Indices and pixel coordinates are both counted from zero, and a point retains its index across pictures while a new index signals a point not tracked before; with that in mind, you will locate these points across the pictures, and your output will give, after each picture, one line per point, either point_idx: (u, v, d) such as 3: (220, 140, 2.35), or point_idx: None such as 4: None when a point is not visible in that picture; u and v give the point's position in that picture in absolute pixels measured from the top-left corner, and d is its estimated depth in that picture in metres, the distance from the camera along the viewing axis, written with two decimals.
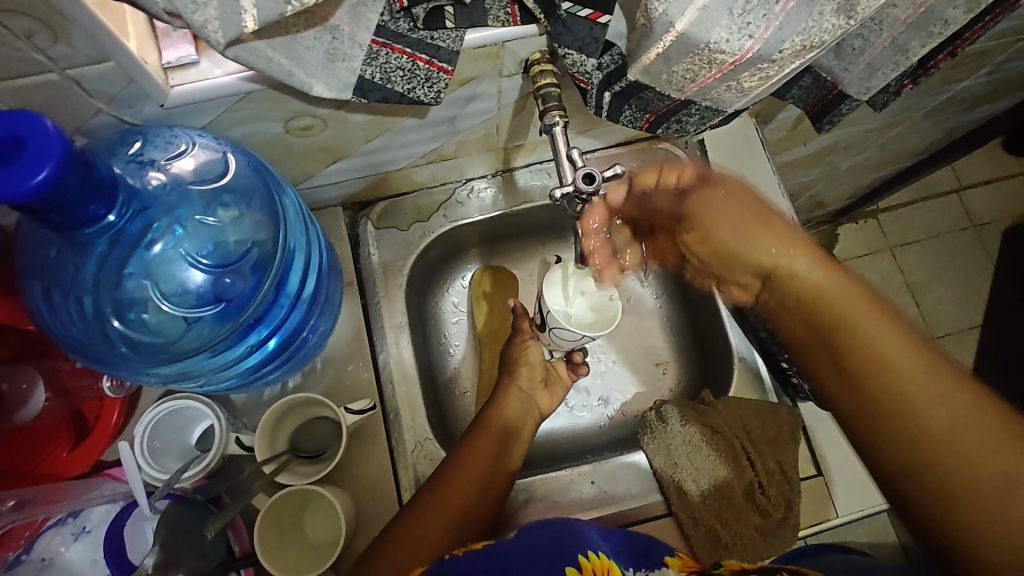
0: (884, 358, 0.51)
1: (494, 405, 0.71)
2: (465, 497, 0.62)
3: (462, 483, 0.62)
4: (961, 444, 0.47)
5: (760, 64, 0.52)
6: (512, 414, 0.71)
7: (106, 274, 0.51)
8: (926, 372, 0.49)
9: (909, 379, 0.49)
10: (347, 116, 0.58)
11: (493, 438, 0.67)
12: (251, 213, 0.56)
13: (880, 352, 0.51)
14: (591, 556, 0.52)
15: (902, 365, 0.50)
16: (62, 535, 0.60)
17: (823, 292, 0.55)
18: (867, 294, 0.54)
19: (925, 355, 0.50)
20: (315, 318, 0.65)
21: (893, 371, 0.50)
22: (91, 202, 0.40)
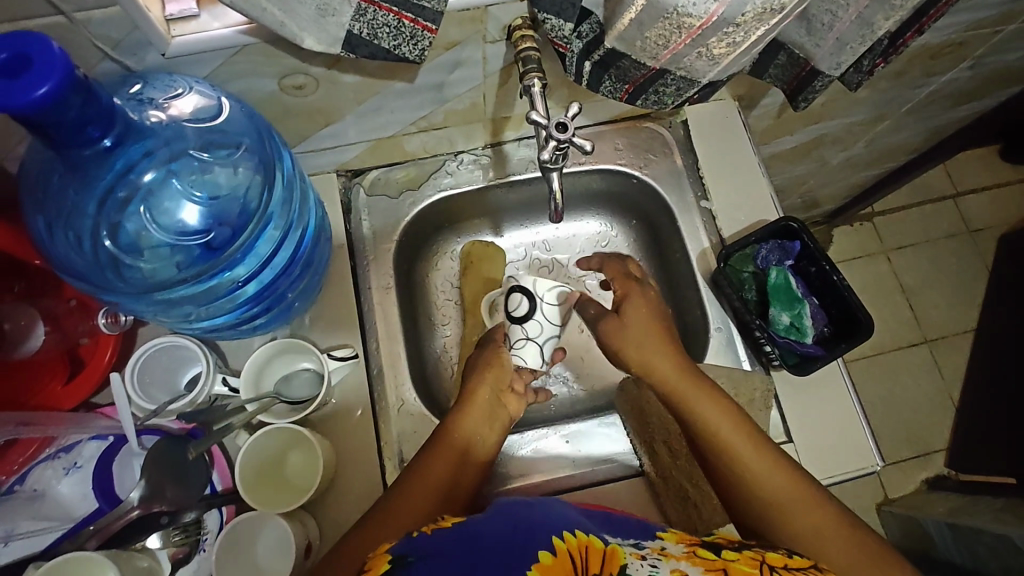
0: (705, 409, 0.64)
1: (462, 408, 0.69)
2: (441, 484, 0.63)
3: (436, 477, 0.63)
4: (765, 483, 0.59)
5: (725, 28, 0.55)
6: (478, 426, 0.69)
7: (103, 197, 0.54)
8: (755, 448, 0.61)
9: (724, 436, 0.62)
10: (338, 76, 0.62)
11: (450, 461, 0.64)
12: (242, 157, 0.59)
13: (713, 424, 0.63)
14: (566, 536, 0.50)
15: (721, 428, 0.63)
16: (53, 469, 0.63)
17: (667, 372, 0.68)
18: (693, 372, 0.67)
19: (738, 420, 0.63)
20: (299, 265, 0.68)
21: (727, 434, 0.63)
22: (88, 125, 0.43)
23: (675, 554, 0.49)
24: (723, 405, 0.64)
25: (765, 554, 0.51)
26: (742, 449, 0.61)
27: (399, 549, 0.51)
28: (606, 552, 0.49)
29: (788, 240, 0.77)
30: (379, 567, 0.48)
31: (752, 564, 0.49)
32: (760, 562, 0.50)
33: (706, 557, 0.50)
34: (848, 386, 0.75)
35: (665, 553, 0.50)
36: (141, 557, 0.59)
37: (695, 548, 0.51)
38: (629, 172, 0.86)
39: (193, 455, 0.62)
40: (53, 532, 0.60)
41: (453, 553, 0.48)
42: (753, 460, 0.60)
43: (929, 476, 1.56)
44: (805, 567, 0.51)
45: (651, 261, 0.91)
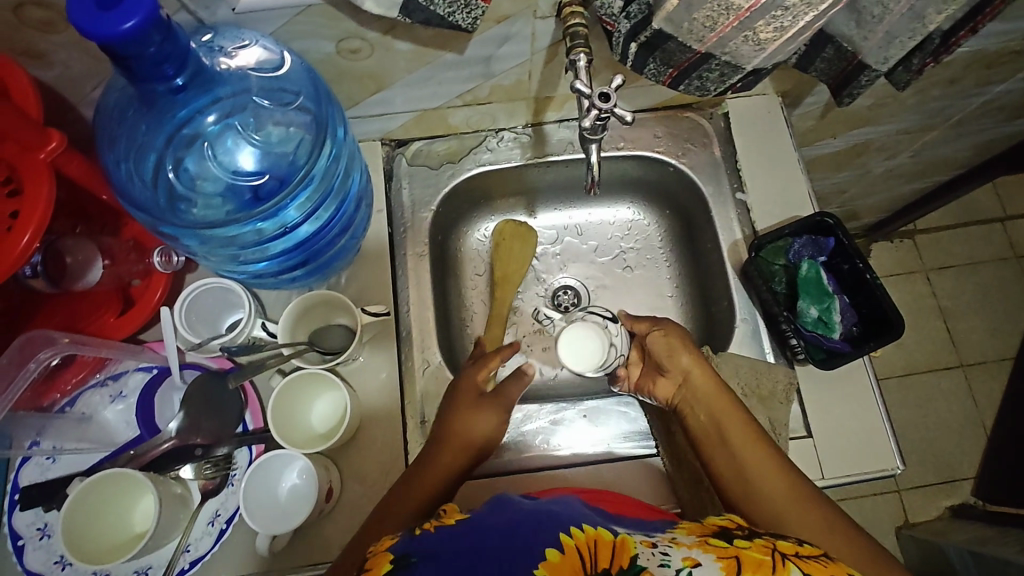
0: (731, 432, 0.65)
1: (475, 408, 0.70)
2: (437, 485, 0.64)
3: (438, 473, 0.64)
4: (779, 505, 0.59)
5: (773, 11, 0.56)
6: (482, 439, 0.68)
7: (172, 133, 0.59)
8: (776, 472, 0.61)
9: (745, 459, 0.63)
10: (392, 42, 0.65)
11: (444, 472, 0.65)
12: (298, 110, 0.63)
13: (735, 446, 0.64)
14: (573, 532, 0.47)
15: (742, 452, 0.63)
16: (100, 396, 0.67)
17: (699, 390, 0.69)
18: (726, 394, 0.68)
19: (764, 445, 0.63)
20: (341, 223, 0.72)
21: (747, 450, 0.63)
22: (165, 63, 0.46)
23: (686, 543, 0.47)
24: (751, 428, 0.65)
25: (776, 542, 0.49)
26: (763, 471, 0.61)
27: (401, 546, 0.48)
28: (616, 543, 0.46)
29: (823, 236, 0.77)
30: (381, 565, 0.46)
31: (763, 551, 0.47)
32: (771, 550, 0.47)
33: (718, 545, 0.48)
34: (872, 388, 0.75)
35: (677, 542, 0.48)
36: (175, 484, 0.62)
37: (707, 538, 0.49)
38: (666, 160, 0.86)
39: (232, 386, 0.65)
40: (96, 453, 0.65)
41: (456, 552, 0.46)
42: (770, 483, 0.60)
43: (954, 503, 1.52)
44: (817, 556, 0.48)
45: (682, 251, 0.92)
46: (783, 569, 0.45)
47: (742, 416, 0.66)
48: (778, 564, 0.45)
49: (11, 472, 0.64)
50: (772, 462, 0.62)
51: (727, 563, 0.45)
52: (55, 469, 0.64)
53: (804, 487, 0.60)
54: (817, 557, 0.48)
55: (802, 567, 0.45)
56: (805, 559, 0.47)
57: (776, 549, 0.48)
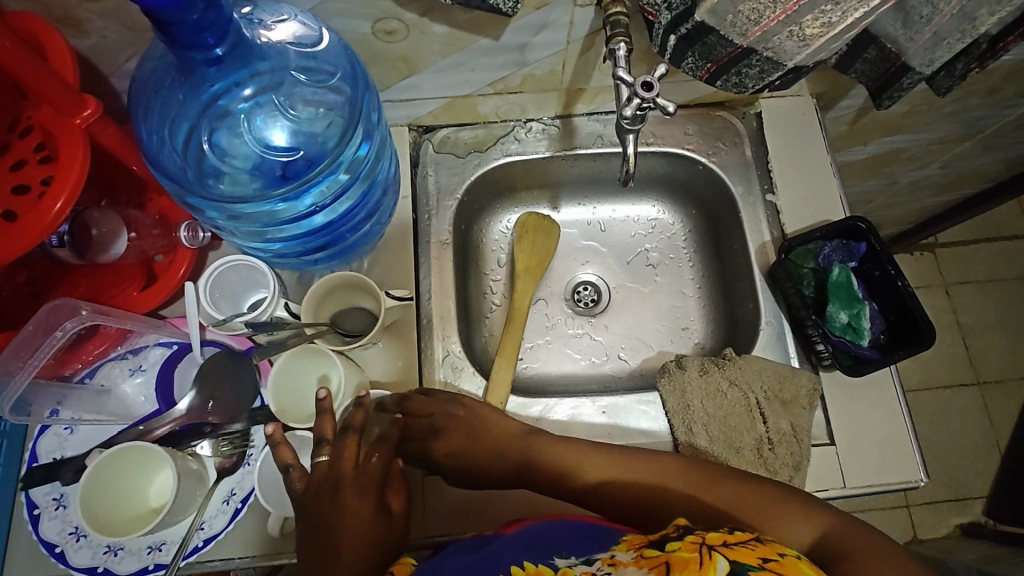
0: (577, 466, 0.62)
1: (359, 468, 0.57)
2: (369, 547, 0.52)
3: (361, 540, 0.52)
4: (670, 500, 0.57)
5: (823, 5, 0.55)
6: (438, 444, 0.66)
7: (205, 106, 0.59)
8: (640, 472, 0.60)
9: (607, 481, 0.60)
10: (429, 25, 0.64)
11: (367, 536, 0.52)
12: (333, 90, 0.62)
13: (588, 476, 0.61)
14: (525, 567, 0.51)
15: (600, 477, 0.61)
16: (120, 369, 0.67)
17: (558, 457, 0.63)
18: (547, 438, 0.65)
19: (608, 454, 0.62)
20: (365, 209, 0.71)
21: (594, 469, 0.61)
22: (205, 31, 0.46)
23: (624, 562, 0.47)
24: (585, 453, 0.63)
25: (705, 536, 0.46)
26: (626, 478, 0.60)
27: None
28: None
29: (854, 240, 0.75)
30: None
31: (692, 548, 0.45)
32: (699, 545, 0.45)
33: (651, 556, 0.46)
34: (898, 397, 0.73)
35: (616, 562, 0.48)
36: (191, 460, 0.62)
37: (643, 550, 0.48)
38: (696, 158, 0.85)
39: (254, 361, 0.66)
40: (113, 425, 0.65)
41: None
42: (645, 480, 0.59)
43: (965, 521, 1.50)
44: (745, 542, 0.46)
45: (707, 252, 0.91)
46: (710, 561, 0.43)
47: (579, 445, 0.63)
48: (705, 560, 0.43)
49: (29, 440, 0.64)
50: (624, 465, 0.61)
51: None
52: (72, 441, 0.64)
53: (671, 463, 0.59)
54: (745, 542, 0.46)
55: (729, 555, 0.43)
56: (732, 547, 0.45)
57: (704, 542, 0.45)
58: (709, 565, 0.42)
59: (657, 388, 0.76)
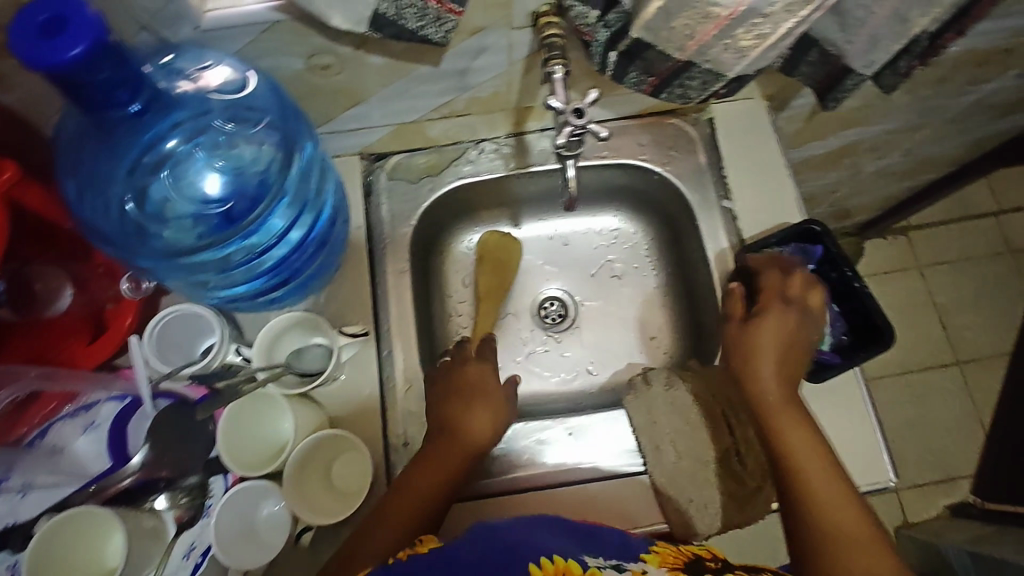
0: (798, 450, 0.63)
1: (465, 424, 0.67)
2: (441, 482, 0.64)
3: (437, 474, 0.64)
4: (818, 483, 0.60)
5: (754, 19, 0.54)
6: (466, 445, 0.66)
7: (132, 162, 0.58)
8: (818, 464, 0.62)
9: (796, 454, 0.62)
10: (364, 57, 0.63)
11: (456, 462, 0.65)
12: (263, 130, 0.61)
13: (796, 450, 0.63)
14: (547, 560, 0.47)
15: (793, 445, 0.63)
16: (72, 426, 0.65)
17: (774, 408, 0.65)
18: (799, 414, 0.65)
19: (809, 433, 0.64)
20: (314, 247, 0.70)
21: (809, 456, 0.62)
22: (119, 89, 0.45)
23: None
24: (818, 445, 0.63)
25: None
26: (812, 458, 0.62)
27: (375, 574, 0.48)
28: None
29: (811, 243, 0.76)
30: None
31: None
32: None
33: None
34: (864, 397, 0.73)
35: None
36: (147, 517, 0.61)
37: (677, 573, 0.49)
38: (651, 168, 0.84)
39: (201, 417, 0.63)
40: (68, 486, 0.63)
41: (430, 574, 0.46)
42: (820, 471, 0.61)
43: (953, 502, 1.51)
44: None
45: (670, 261, 0.90)
46: None
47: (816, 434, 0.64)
48: None
49: None
50: (829, 463, 0.62)
51: None
52: (24, 505, 0.61)
53: (828, 464, 0.62)
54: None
55: None
56: None
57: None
58: None
59: (623, 404, 0.75)
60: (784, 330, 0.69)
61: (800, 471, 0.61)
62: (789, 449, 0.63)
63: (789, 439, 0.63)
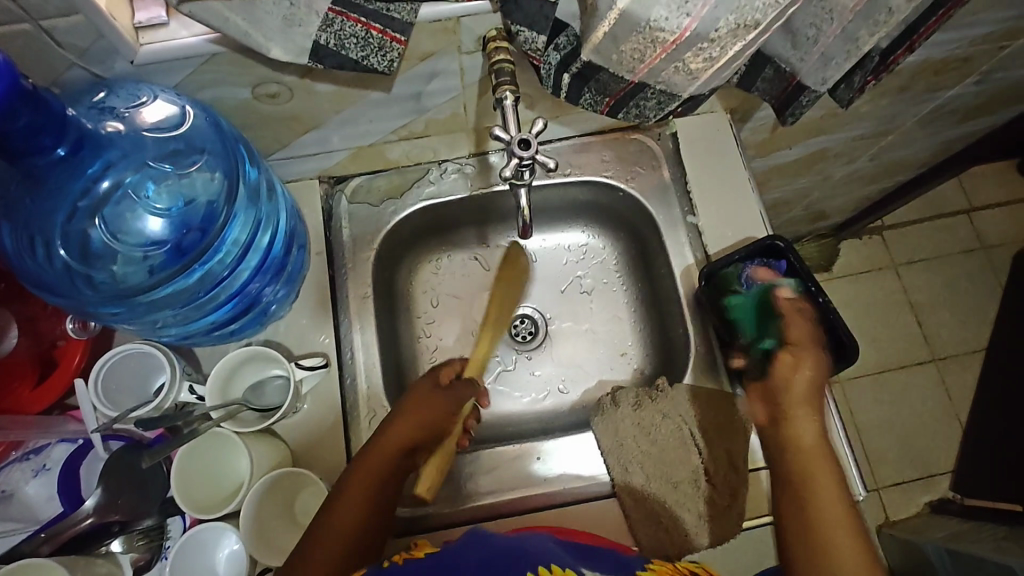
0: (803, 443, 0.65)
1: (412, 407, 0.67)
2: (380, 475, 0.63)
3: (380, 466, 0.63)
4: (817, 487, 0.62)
5: (700, 43, 0.53)
6: (410, 434, 0.66)
7: (70, 208, 0.56)
8: (826, 460, 0.64)
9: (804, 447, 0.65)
10: (312, 85, 0.61)
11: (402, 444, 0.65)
12: (205, 164, 0.59)
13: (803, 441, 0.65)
14: (548, 568, 0.51)
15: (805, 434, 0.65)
16: (22, 471, 0.63)
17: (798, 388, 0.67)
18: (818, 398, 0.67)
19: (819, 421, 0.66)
20: (271, 278, 0.68)
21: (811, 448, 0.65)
22: (42, 134, 0.43)
23: None
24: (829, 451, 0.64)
25: None
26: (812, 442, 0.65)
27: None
28: None
29: (774, 258, 0.75)
30: None
31: None
32: None
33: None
34: (831, 409, 0.73)
35: None
36: (99, 563, 0.58)
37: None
38: (616, 184, 0.84)
39: (146, 464, 0.62)
40: (19, 533, 0.61)
41: None
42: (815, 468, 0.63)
43: (933, 499, 1.51)
44: None
45: (639, 276, 0.89)
46: None
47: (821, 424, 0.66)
48: None
49: None
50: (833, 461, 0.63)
51: None
52: None
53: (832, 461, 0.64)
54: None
55: None
56: None
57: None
58: None
59: (591, 426, 0.75)
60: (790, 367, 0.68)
61: (809, 475, 0.63)
62: (798, 447, 0.65)
63: (798, 424, 0.66)
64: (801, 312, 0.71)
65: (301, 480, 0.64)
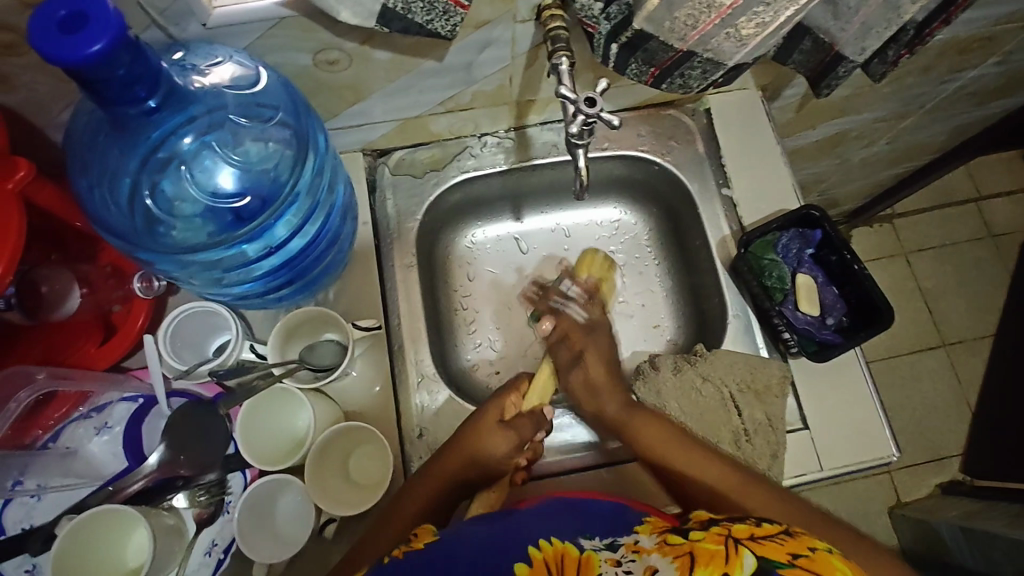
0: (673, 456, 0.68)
1: (478, 429, 0.68)
2: (433, 491, 0.65)
3: (430, 485, 0.65)
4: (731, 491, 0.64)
5: (755, 8, 0.56)
6: (463, 465, 0.67)
7: (144, 159, 0.58)
8: (691, 460, 0.67)
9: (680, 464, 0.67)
10: (370, 52, 0.63)
11: (456, 465, 0.66)
12: (275, 130, 0.61)
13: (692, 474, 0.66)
14: (543, 545, 0.52)
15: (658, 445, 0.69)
16: (85, 428, 0.65)
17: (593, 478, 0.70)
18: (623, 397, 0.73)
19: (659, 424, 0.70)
20: (323, 247, 0.70)
21: (670, 452, 0.68)
22: (136, 84, 0.45)
23: (645, 548, 0.52)
24: (686, 445, 0.68)
25: (732, 528, 0.52)
26: (693, 467, 0.66)
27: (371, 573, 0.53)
28: (581, 560, 0.50)
29: (809, 228, 0.78)
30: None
31: (718, 540, 0.51)
32: (726, 537, 0.51)
33: (675, 543, 0.52)
34: (864, 373, 0.76)
35: (637, 548, 0.52)
36: (167, 515, 0.61)
37: (666, 537, 0.53)
38: (651, 158, 0.86)
39: (224, 412, 0.63)
40: (83, 487, 0.63)
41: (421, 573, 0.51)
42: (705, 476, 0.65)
43: (944, 480, 1.54)
44: (774, 535, 0.52)
45: (671, 250, 0.91)
46: (737, 556, 0.47)
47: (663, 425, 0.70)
48: (732, 551, 0.48)
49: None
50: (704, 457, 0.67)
51: (682, 561, 0.48)
52: (41, 508, 0.62)
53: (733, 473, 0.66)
54: (774, 536, 0.52)
55: (755, 551, 0.48)
56: (758, 540, 0.50)
57: (730, 535, 0.51)
58: (736, 560, 0.47)
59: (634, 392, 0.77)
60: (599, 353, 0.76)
61: (675, 470, 0.67)
62: (647, 444, 0.69)
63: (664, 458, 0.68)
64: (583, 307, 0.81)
65: (365, 437, 0.67)
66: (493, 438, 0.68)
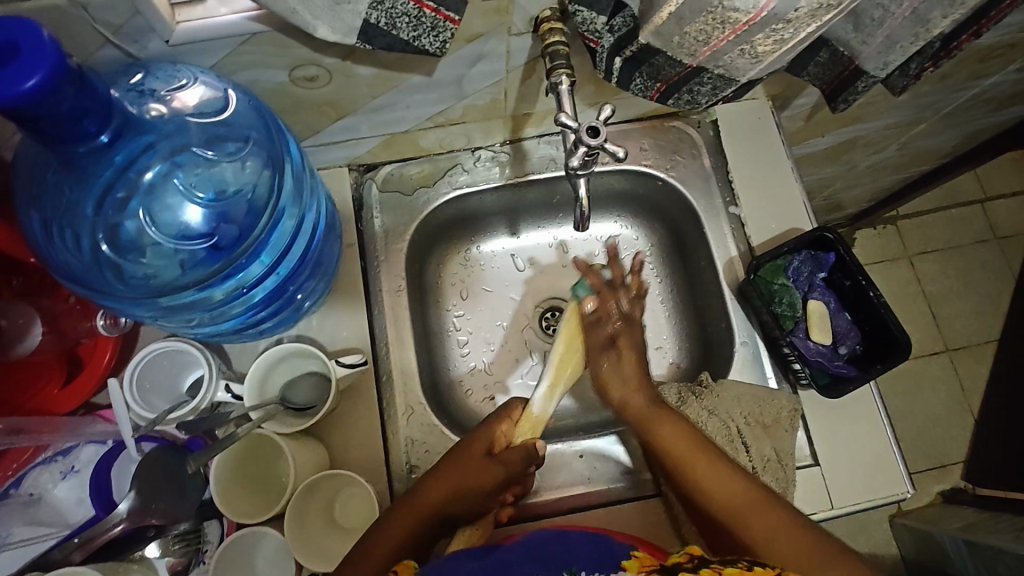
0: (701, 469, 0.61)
1: (466, 457, 0.63)
2: (413, 525, 0.60)
3: (407, 517, 0.60)
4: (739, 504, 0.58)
5: (774, 24, 0.50)
6: (446, 499, 0.61)
7: (102, 197, 0.53)
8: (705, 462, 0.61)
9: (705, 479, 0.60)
10: (353, 68, 0.58)
11: (441, 495, 0.61)
12: (249, 158, 0.57)
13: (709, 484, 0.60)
14: None
15: (671, 445, 0.63)
16: (49, 473, 0.61)
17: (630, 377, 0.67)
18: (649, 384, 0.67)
19: (681, 426, 0.64)
20: (304, 277, 0.65)
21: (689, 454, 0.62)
22: (85, 119, 0.40)
23: None
24: (703, 451, 0.62)
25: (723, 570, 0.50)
26: (716, 481, 0.60)
27: None
28: None
29: (822, 251, 0.74)
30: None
31: None
32: None
33: None
34: (878, 405, 0.73)
35: None
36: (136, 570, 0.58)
37: None
38: (654, 173, 0.81)
39: (191, 469, 0.59)
40: (48, 540, 0.58)
41: None
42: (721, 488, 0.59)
43: (946, 488, 1.52)
44: None
45: (674, 268, 0.87)
46: None
47: (682, 428, 0.64)
48: None
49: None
50: (725, 466, 0.61)
51: None
52: None
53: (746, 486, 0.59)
54: None
55: None
56: None
57: None
58: None
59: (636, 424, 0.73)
60: (621, 379, 0.67)
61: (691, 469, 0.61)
62: (665, 445, 0.63)
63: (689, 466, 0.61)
64: (610, 315, 0.66)
65: (346, 480, 0.62)
66: (485, 473, 0.62)
